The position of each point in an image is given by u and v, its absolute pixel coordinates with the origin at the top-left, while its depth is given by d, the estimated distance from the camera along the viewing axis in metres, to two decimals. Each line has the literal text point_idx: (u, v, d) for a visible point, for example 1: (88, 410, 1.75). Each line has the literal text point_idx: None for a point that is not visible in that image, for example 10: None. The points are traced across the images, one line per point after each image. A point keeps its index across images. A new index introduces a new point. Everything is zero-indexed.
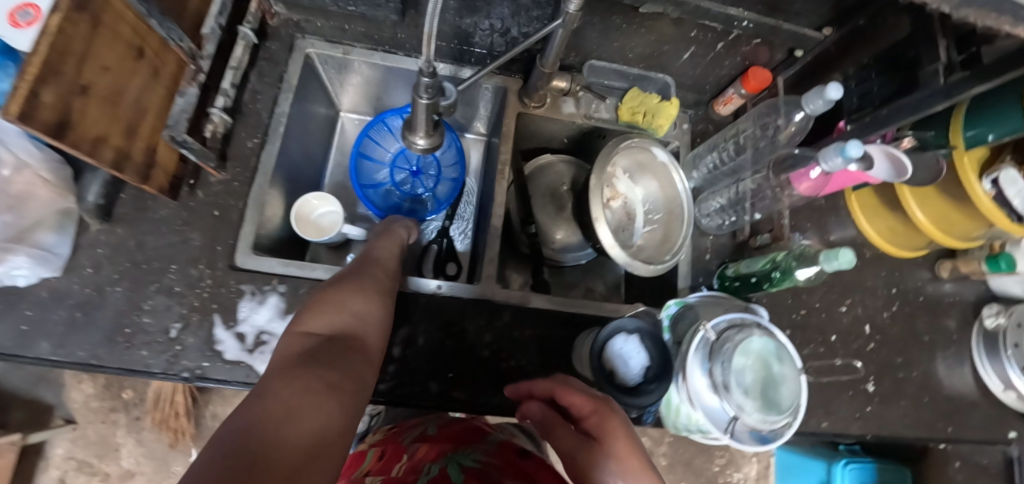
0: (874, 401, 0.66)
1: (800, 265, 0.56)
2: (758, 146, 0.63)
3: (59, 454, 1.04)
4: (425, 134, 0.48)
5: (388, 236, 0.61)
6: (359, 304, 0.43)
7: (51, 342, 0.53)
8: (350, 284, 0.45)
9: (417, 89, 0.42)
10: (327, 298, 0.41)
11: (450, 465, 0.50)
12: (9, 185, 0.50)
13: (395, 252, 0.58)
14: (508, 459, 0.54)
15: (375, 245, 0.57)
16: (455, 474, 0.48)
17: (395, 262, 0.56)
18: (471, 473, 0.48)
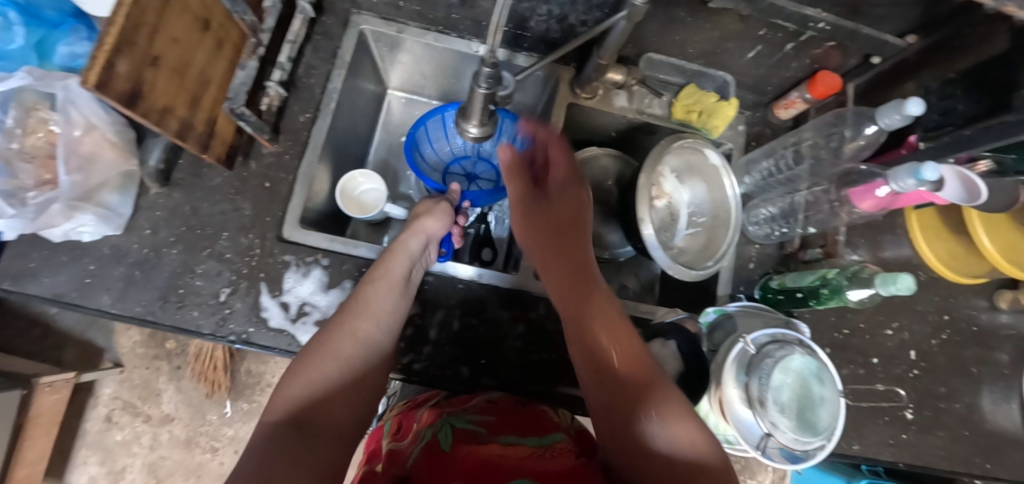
0: (911, 429, 0.64)
1: (852, 285, 0.53)
2: (819, 157, 0.60)
3: (107, 394, 1.12)
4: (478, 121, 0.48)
5: (401, 249, 0.56)
6: (337, 376, 0.44)
7: (111, 296, 0.56)
8: (338, 348, 0.46)
9: (478, 78, 0.42)
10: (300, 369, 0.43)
11: (441, 429, 0.45)
12: (79, 145, 0.53)
13: (408, 276, 0.55)
14: (511, 416, 0.48)
15: (384, 267, 0.54)
16: (444, 441, 0.43)
17: (400, 284, 0.54)
18: (461, 438, 0.43)
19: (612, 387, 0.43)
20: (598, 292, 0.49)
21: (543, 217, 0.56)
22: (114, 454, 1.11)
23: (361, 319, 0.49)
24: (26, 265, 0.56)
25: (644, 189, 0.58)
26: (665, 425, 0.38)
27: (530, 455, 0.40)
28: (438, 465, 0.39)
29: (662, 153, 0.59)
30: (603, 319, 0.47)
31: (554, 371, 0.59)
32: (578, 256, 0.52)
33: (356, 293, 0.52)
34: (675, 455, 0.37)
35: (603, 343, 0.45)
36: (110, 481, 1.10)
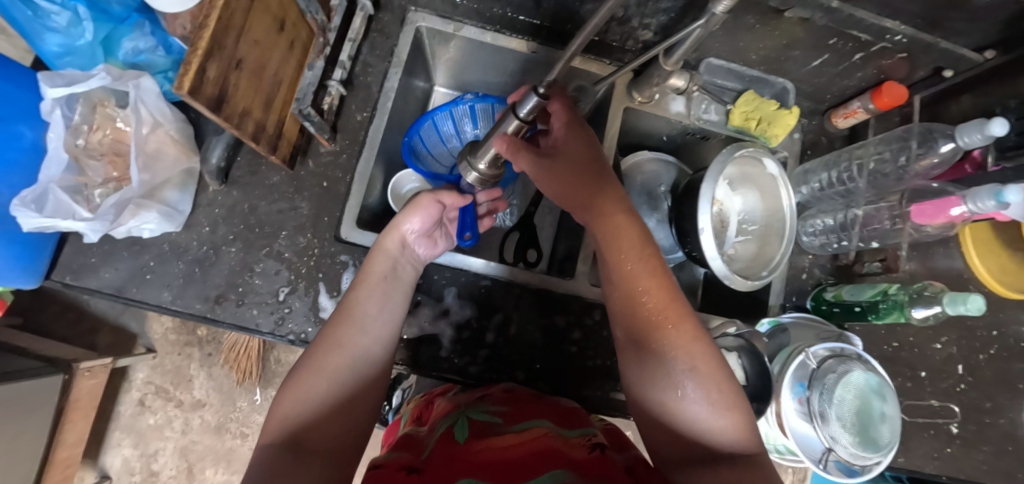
0: (956, 443, 0.64)
1: (917, 304, 0.55)
2: (882, 173, 0.61)
3: (140, 378, 1.13)
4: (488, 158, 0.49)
5: (382, 249, 0.50)
6: (332, 392, 0.41)
7: (171, 292, 0.56)
8: (329, 363, 0.42)
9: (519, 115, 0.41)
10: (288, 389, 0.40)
11: (458, 420, 0.45)
12: (146, 142, 0.52)
13: (394, 276, 0.50)
14: (526, 404, 0.48)
15: (365, 274, 0.48)
16: (460, 432, 0.43)
17: (393, 284, 0.50)
18: (477, 430, 0.43)
19: (656, 365, 0.40)
20: (636, 246, 0.44)
21: (561, 176, 0.47)
22: (147, 437, 1.13)
23: (348, 328, 0.45)
24: (88, 260, 0.56)
25: (706, 196, 0.57)
26: (713, 408, 0.38)
27: (542, 439, 0.39)
28: (456, 452, 0.39)
29: (725, 162, 0.59)
30: (650, 282, 0.43)
31: (607, 377, 0.60)
32: (613, 211, 0.46)
33: (344, 299, 0.48)
34: (723, 441, 0.37)
35: (650, 311, 0.42)
36: (144, 463, 1.12)
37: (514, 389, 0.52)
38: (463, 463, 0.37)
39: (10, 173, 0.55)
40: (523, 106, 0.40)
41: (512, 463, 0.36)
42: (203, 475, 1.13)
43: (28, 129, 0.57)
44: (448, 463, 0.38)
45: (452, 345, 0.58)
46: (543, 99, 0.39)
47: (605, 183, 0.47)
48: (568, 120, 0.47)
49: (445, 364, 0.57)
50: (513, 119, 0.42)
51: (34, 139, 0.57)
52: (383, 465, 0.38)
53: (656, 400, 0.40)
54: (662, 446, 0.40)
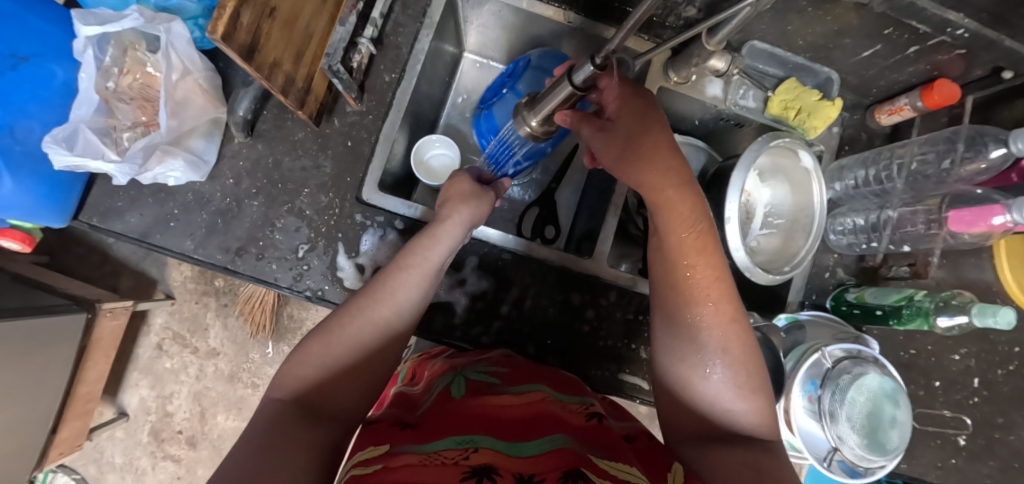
0: (961, 454, 0.64)
1: (944, 312, 0.54)
2: (922, 177, 0.59)
3: (159, 323, 1.17)
4: (538, 120, 0.47)
5: (442, 235, 0.49)
6: (347, 361, 0.41)
7: (194, 242, 0.57)
8: (352, 336, 0.42)
9: (570, 80, 0.39)
10: (310, 346, 0.41)
11: (454, 380, 0.45)
12: (175, 89, 0.53)
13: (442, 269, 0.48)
14: (524, 371, 0.48)
15: (420, 258, 0.47)
16: (457, 390, 0.43)
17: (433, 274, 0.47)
18: (474, 389, 0.43)
19: (688, 346, 0.39)
20: (686, 226, 0.41)
21: (617, 149, 0.43)
22: (163, 380, 1.17)
23: (375, 303, 0.44)
24: (114, 204, 0.57)
25: (736, 185, 0.55)
26: (740, 393, 0.38)
27: (542, 403, 0.40)
28: (455, 408, 0.39)
29: (761, 150, 0.56)
30: (697, 262, 0.40)
31: (616, 357, 0.60)
32: (662, 187, 0.41)
33: (382, 274, 0.46)
34: (742, 425, 0.37)
35: (693, 290, 0.40)
36: (159, 404, 1.17)
37: (511, 355, 0.53)
38: (461, 416, 0.38)
39: (39, 110, 0.56)
40: (578, 73, 0.38)
41: (508, 424, 0.37)
42: (215, 420, 1.17)
43: (60, 69, 0.57)
44: (447, 417, 0.38)
45: (465, 314, 0.58)
46: (598, 70, 0.36)
47: (659, 158, 0.42)
48: (622, 93, 0.43)
49: (457, 333, 0.58)
50: (567, 86, 0.40)
51: (65, 79, 0.58)
52: (379, 421, 0.39)
53: (683, 376, 0.40)
54: (677, 419, 0.41)
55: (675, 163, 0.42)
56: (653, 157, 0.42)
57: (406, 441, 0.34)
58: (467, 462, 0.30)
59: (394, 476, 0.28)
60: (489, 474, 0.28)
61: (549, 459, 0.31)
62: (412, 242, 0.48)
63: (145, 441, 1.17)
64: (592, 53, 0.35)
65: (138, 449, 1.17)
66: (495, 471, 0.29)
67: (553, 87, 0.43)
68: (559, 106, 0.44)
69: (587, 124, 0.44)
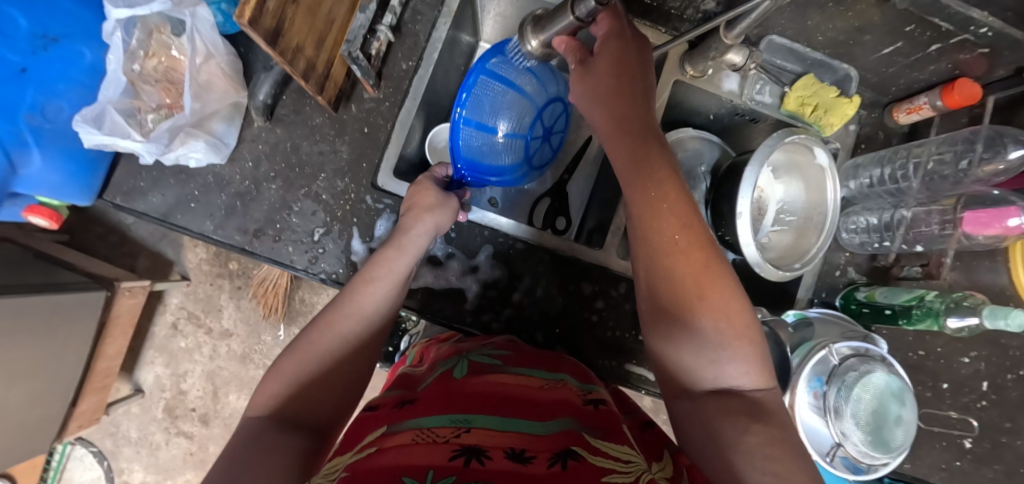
0: (966, 457, 0.64)
1: (954, 314, 0.53)
2: (938, 177, 0.58)
3: (174, 303, 1.20)
4: (538, 42, 0.46)
5: (408, 246, 0.50)
6: (320, 373, 0.42)
7: (213, 222, 0.58)
8: (320, 347, 0.44)
9: (577, 5, 0.39)
10: (281, 365, 0.42)
11: (458, 362, 0.46)
12: (199, 73, 0.54)
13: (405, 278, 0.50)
14: (525, 355, 0.49)
15: (376, 267, 0.48)
16: (459, 370, 0.44)
17: (394, 287, 0.49)
18: (475, 369, 0.44)
19: (663, 299, 0.39)
20: (649, 182, 0.40)
21: (608, 88, 0.42)
22: (178, 358, 1.21)
23: (342, 317, 0.46)
24: (137, 184, 0.58)
25: (750, 181, 0.56)
26: (723, 342, 0.36)
27: (541, 387, 0.41)
28: (454, 386, 0.40)
29: (775, 146, 0.56)
30: (666, 213, 0.39)
31: (622, 347, 0.61)
32: (636, 135, 0.42)
33: (348, 287, 0.48)
34: (729, 373, 0.36)
35: (662, 243, 0.39)
36: (174, 382, 1.20)
37: (515, 340, 0.53)
38: (458, 392, 0.39)
39: (70, 90, 0.58)
40: (580, 7, 0.39)
41: (503, 399, 0.38)
42: (227, 398, 1.21)
43: (88, 50, 0.58)
44: (444, 395, 0.39)
45: (476, 300, 0.60)
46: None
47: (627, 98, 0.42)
48: (613, 30, 0.43)
49: (468, 318, 0.59)
50: (569, 16, 0.40)
51: (93, 61, 0.58)
52: (377, 405, 0.40)
53: (664, 336, 0.39)
54: (666, 376, 0.40)
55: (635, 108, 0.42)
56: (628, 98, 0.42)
57: (403, 418, 0.35)
58: (458, 441, 0.31)
59: (384, 457, 0.29)
60: (478, 455, 0.29)
61: (544, 439, 0.32)
62: (377, 254, 0.50)
63: (160, 417, 1.20)
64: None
65: (153, 424, 1.21)
66: (485, 452, 0.29)
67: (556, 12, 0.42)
68: (562, 29, 0.43)
69: (575, 55, 0.45)
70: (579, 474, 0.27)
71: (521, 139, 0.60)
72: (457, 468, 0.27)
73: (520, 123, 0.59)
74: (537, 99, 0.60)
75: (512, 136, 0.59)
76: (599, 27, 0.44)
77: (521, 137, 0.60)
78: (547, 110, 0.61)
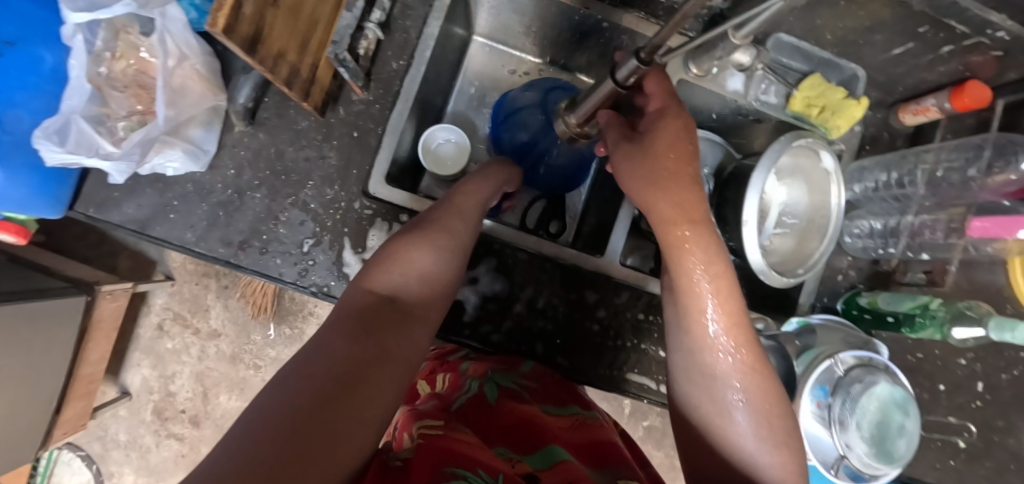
0: (961, 457, 0.64)
1: (959, 324, 0.53)
2: (945, 183, 0.57)
3: (159, 304, 1.17)
4: (578, 117, 0.46)
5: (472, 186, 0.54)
6: (394, 301, 0.42)
7: (194, 234, 0.55)
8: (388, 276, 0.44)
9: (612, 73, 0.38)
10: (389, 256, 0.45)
11: (487, 381, 0.45)
12: (171, 76, 0.50)
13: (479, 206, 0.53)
14: (552, 389, 0.49)
15: (453, 202, 0.52)
16: (490, 392, 0.44)
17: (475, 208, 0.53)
18: (509, 393, 0.44)
19: (704, 389, 0.39)
20: (704, 265, 0.38)
21: (646, 168, 0.40)
22: (165, 360, 1.17)
23: (441, 222, 0.49)
24: (111, 194, 0.55)
25: (757, 184, 0.54)
26: (763, 444, 0.36)
27: (565, 426, 0.41)
28: (489, 417, 0.41)
29: (784, 150, 0.54)
30: (715, 308, 0.38)
31: (624, 356, 0.60)
32: (691, 222, 0.39)
33: (407, 236, 0.48)
34: (769, 479, 0.35)
35: (709, 340, 0.38)
36: (161, 384, 1.17)
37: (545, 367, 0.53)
38: (494, 427, 0.39)
39: (30, 98, 0.52)
40: (619, 69, 0.37)
41: (541, 434, 0.38)
42: (217, 400, 1.18)
43: (49, 53, 0.52)
44: (483, 425, 0.40)
45: (476, 312, 0.58)
46: (642, 65, 0.35)
47: (678, 189, 0.39)
48: (668, 108, 0.41)
49: (467, 331, 0.57)
50: (610, 83, 0.39)
51: (55, 64, 0.53)
52: (423, 411, 0.41)
53: (701, 417, 0.39)
54: (697, 461, 0.39)
55: (692, 196, 0.39)
56: (677, 184, 0.39)
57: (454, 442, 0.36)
58: (517, 469, 0.33)
59: (455, 441, 0.32)
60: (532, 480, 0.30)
61: (561, 473, 0.32)
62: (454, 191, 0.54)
63: (148, 420, 1.18)
64: (638, 47, 0.34)
65: (141, 427, 1.18)
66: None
67: (595, 82, 0.41)
68: (600, 105, 0.43)
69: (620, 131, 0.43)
70: None
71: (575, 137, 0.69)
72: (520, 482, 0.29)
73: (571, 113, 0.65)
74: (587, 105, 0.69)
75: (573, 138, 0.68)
76: (653, 101, 0.41)
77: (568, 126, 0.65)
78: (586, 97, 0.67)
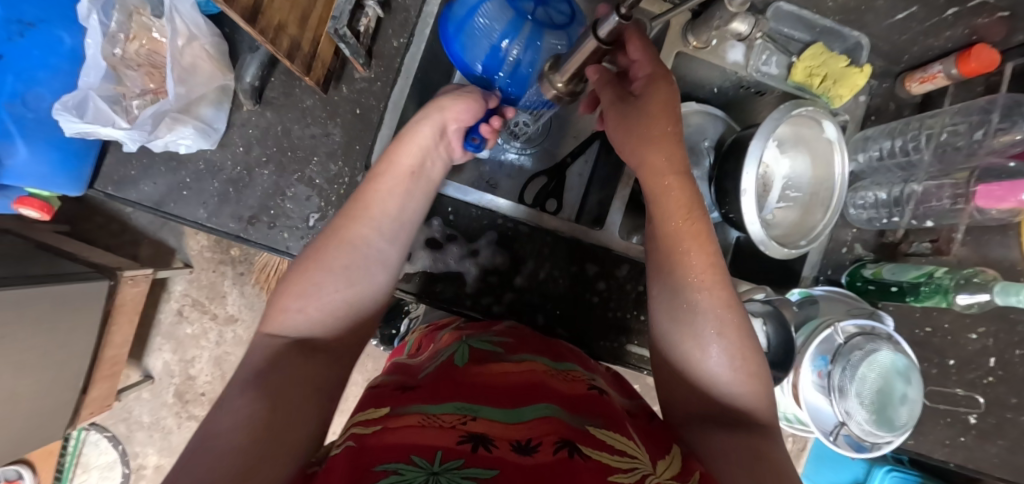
0: (971, 433, 0.63)
1: (963, 290, 0.51)
2: (951, 148, 0.55)
3: (178, 290, 1.21)
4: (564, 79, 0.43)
5: (415, 136, 0.49)
6: (315, 318, 0.39)
7: (207, 210, 0.57)
8: (307, 284, 0.40)
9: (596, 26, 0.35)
10: (293, 280, 0.40)
11: (459, 348, 0.44)
12: (181, 55, 0.52)
13: (420, 173, 0.49)
14: (531, 344, 0.47)
15: (391, 165, 0.48)
16: (460, 356, 0.43)
17: (421, 173, 0.49)
18: (477, 357, 0.42)
19: (683, 328, 0.39)
20: (682, 212, 0.41)
21: (631, 128, 0.43)
22: (185, 344, 1.22)
23: (358, 229, 0.44)
24: (128, 172, 0.57)
25: (754, 155, 0.54)
26: (737, 375, 0.37)
27: (541, 374, 0.39)
28: (456, 374, 0.39)
29: (782, 119, 0.54)
30: (692, 248, 0.40)
31: (624, 328, 0.61)
32: (666, 175, 0.42)
33: (332, 230, 0.44)
34: (740, 407, 0.37)
35: (688, 276, 0.40)
36: (182, 368, 1.22)
37: (519, 326, 0.52)
38: (466, 386, 0.37)
39: (50, 77, 0.55)
40: (601, 27, 0.35)
41: (516, 391, 0.36)
42: None
43: (67, 35, 0.55)
44: (449, 384, 0.37)
45: (477, 283, 0.59)
46: (624, 21, 0.33)
47: (660, 141, 0.42)
48: (656, 71, 0.42)
49: (468, 302, 0.59)
50: (593, 40, 0.37)
51: (73, 46, 0.56)
52: (381, 385, 0.38)
53: (679, 358, 0.39)
54: (676, 403, 0.40)
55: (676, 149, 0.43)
56: (658, 138, 0.42)
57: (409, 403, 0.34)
58: (464, 427, 0.29)
59: (390, 434, 0.27)
60: (485, 442, 0.28)
61: (524, 428, 0.31)
62: (386, 150, 0.50)
63: (170, 402, 1.22)
64: (617, 0, 0.32)
65: (164, 409, 1.22)
66: (492, 440, 0.28)
67: (579, 39, 0.38)
68: (586, 62, 0.40)
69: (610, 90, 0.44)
70: (566, 470, 0.26)
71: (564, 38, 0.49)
72: (465, 453, 0.26)
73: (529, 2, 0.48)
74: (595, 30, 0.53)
75: (554, 35, 0.49)
76: (638, 66, 0.42)
77: (525, 18, 0.48)
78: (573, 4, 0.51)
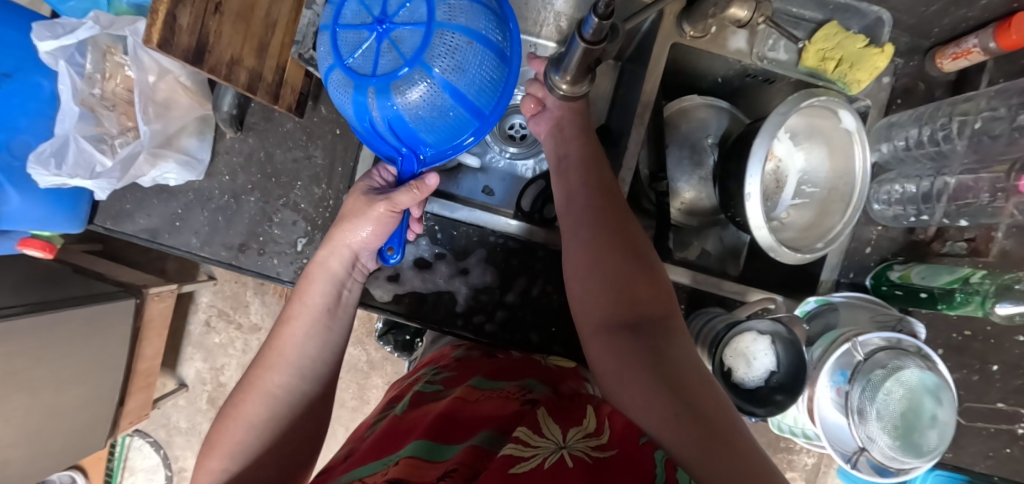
0: (1020, 444, 0.57)
1: (1005, 300, 0.47)
2: (990, 137, 0.49)
3: (204, 302, 1.26)
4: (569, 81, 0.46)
5: (321, 269, 0.46)
6: (237, 464, 0.37)
7: (199, 239, 0.58)
8: (228, 446, 0.38)
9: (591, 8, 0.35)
10: (216, 434, 0.40)
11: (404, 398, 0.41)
12: (155, 91, 0.52)
13: (334, 305, 0.46)
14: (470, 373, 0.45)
15: (299, 303, 0.45)
16: (400, 407, 0.39)
17: (334, 306, 0.46)
18: (417, 400, 0.39)
19: (604, 282, 0.39)
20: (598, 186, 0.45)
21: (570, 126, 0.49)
22: (214, 353, 1.27)
23: (268, 370, 0.42)
24: (123, 207, 0.58)
25: (758, 154, 0.48)
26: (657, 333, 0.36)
27: (472, 403, 0.36)
28: (392, 427, 0.35)
29: (790, 112, 0.48)
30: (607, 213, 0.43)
31: None
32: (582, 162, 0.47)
33: (248, 377, 0.43)
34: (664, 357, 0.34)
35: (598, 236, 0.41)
36: (213, 375, 1.27)
37: (466, 356, 0.49)
38: (395, 433, 0.33)
39: (32, 122, 0.56)
40: (585, 27, 0.37)
41: (447, 424, 0.32)
42: None
43: (44, 80, 0.56)
44: (386, 436, 0.33)
45: (468, 301, 0.57)
46: (604, 18, 0.35)
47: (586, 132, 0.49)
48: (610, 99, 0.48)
49: (460, 321, 0.57)
50: (581, 43, 0.39)
51: (52, 89, 0.57)
52: (327, 466, 0.34)
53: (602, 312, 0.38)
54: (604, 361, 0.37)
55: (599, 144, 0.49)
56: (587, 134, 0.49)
57: (337, 475, 0.30)
58: (382, 478, 0.26)
59: None
60: None
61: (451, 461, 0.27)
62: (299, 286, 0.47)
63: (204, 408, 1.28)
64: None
65: (199, 415, 1.29)
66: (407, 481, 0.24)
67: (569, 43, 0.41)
68: (583, 59, 0.41)
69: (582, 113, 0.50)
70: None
71: (426, 76, 0.38)
72: None
73: (363, 63, 0.38)
74: (475, 26, 0.39)
75: (413, 82, 0.38)
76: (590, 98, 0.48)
77: (367, 84, 0.38)
78: (410, 8, 0.37)
